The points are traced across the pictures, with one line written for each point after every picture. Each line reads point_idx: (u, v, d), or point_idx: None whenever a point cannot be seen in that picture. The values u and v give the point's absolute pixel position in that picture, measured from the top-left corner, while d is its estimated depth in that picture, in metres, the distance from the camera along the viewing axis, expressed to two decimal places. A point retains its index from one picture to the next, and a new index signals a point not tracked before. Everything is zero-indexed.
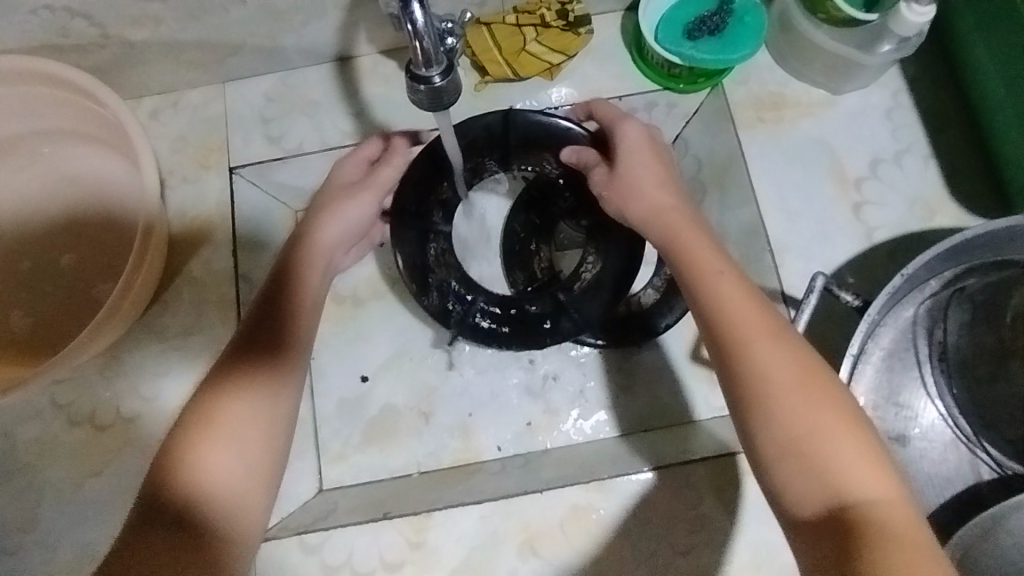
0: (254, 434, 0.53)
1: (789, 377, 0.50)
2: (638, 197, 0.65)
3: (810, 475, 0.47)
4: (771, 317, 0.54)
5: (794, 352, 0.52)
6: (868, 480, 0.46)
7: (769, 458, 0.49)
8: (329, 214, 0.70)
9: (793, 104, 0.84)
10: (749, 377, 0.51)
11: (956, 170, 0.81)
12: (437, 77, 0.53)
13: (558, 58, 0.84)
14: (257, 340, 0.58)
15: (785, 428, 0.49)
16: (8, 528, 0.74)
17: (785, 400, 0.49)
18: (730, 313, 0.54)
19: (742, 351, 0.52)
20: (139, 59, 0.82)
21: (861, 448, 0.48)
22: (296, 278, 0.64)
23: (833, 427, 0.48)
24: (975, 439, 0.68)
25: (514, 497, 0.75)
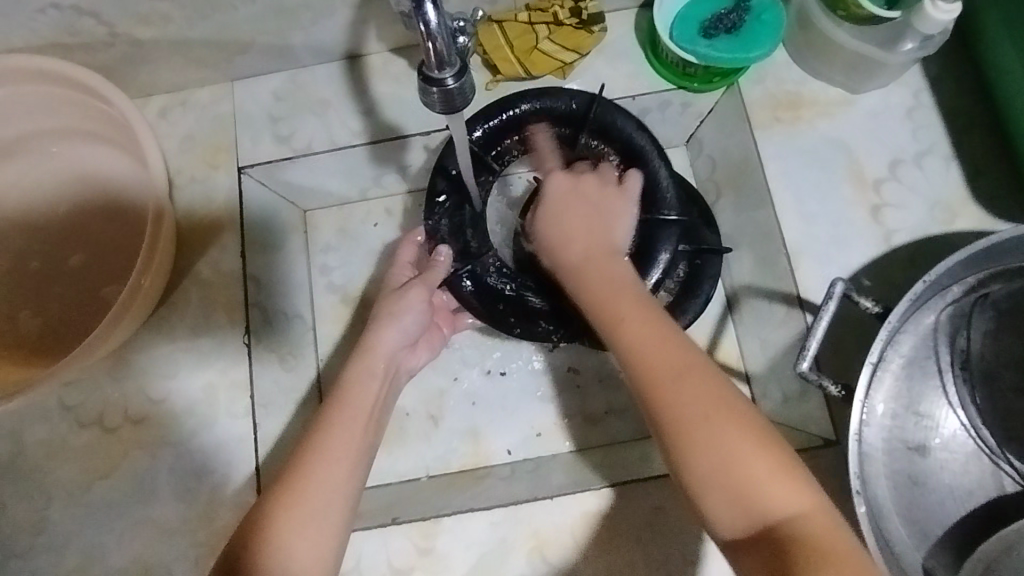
0: (329, 518, 0.55)
1: (707, 409, 0.50)
2: (561, 240, 0.65)
3: (736, 506, 0.48)
4: (685, 348, 0.54)
5: (702, 378, 0.52)
6: (783, 496, 0.47)
7: (697, 489, 0.49)
8: (385, 320, 0.69)
9: (811, 103, 0.82)
10: (668, 414, 0.51)
11: (978, 172, 0.79)
12: (450, 79, 0.52)
13: (572, 57, 0.82)
14: (338, 422, 0.60)
15: (703, 465, 0.49)
16: (17, 529, 0.73)
17: (694, 439, 0.49)
18: (636, 355, 0.54)
19: (658, 394, 0.52)
20: (147, 58, 0.81)
21: (778, 465, 0.48)
22: (367, 371, 0.66)
23: (746, 450, 0.48)
24: (998, 451, 0.67)
25: (524, 503, 0.74)
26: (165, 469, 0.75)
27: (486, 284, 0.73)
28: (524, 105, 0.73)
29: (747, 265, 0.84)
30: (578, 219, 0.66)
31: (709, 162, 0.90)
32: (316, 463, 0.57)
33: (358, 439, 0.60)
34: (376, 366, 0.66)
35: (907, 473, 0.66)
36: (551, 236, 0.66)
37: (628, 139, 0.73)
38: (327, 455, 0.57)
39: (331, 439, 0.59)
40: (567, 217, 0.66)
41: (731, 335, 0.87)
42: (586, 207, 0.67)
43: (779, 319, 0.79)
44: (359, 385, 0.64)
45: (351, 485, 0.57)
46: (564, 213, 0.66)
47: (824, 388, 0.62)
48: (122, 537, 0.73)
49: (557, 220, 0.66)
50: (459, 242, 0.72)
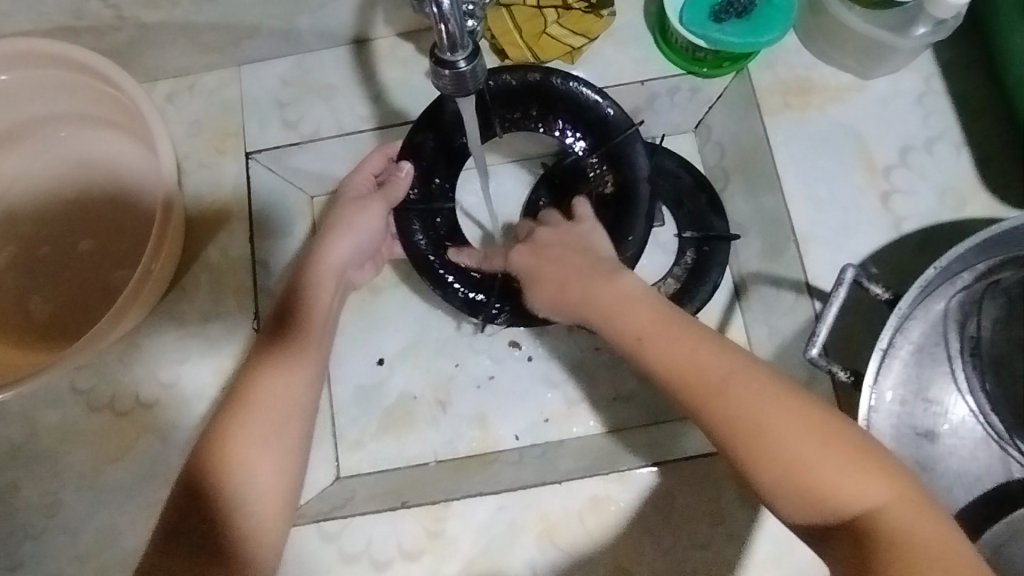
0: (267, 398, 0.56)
1: (760, 413, 0.47)
2: (555, 288, 0.62)
3: (812, 507, 0.46)
4: (721, 350, 0.51)
5: (748, 378, 0.49)
6: (861, 488, 0.45)
7: (770, 498, 0.47)
8: (334, 233, 0.69)
9: (821, 89, 0.82)
10: (721, 426, 0.48)
11: (989, 159, 0.79)
12: (462, 62, 0.52)
13: (580, 41, 0.81)
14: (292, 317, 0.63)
15: (771, 475, 0.47)
16: (30, 512, 0.74)
17: (755, 449, 0.47)
18: (672, 373, 0.51)
19: (708, 407, 0.49)
20: (154, 42, 0.81)
21: (847, 455, 0.46)
22: (318, 277, 0.67)
23: (813, 450, 0.46)
24: (1006, 438, 0.67)
25: (533, 488, 0.74)
26: (176, 452, 0.75)
27: (428, 224, 0.74)
28: (570, 86, 0.72)
29: (755, 252, 0.84)
30: (572, 263, 0.62)
31: (717, 148, 0.89)
32: (263, 379, 0.57)
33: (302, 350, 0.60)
34: (324, 274, 0.68)
35: (915, 459, 0.66)
36: (544, 297, 0.63)
37: (632, 172, 0.73)
38: (277, 369, 0.58)
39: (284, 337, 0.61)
40: (553, 267, 0.62)
41: (739, 322, 0.86)
42: (563, 250, 0.64)
43: (787, 306, 0.79)
44: (312, 295, 0.66)
45: (301, 394, 0.58)
46: (549, 266, 0.63)
47: (833, 373, 0.63)
48: (134, 519, 0.74)
49: (542, 283, 0.63)
50: (428, 167, 0.73)
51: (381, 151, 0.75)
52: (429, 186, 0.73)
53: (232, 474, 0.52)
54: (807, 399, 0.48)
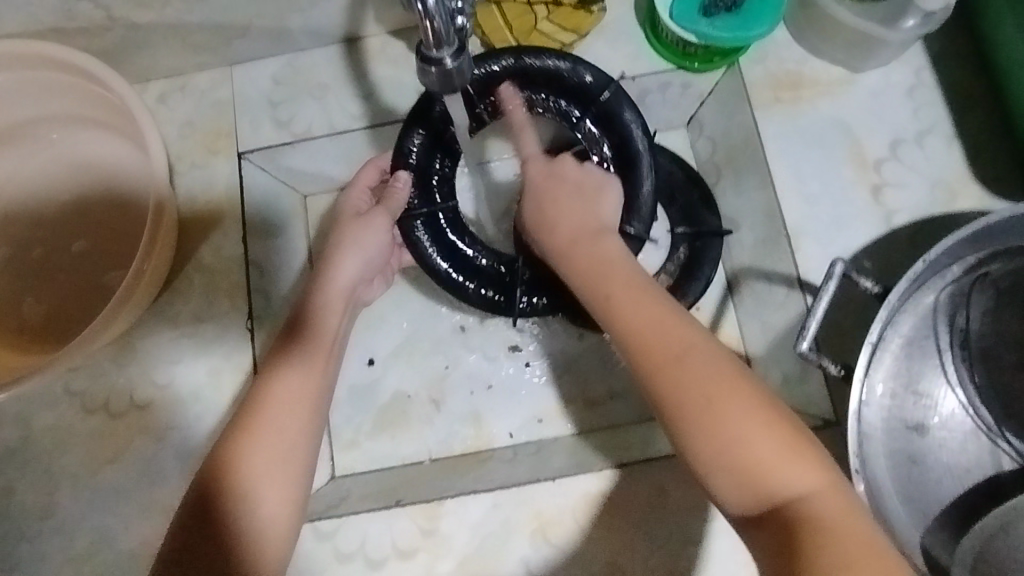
0: (279, 425, 0.56)
1: (708, 383, 0.48)
2: (552, 228, 0.64)
3: (743, 485, 0.46)
4: (686, 324, 0.52)
5: (704, 351, 0.50)
6: (792, 475, 0.46)
7: (701, 468, 0.48)
8: (348, 249, 0.71)
9: (812, 83, 0.82)
10: (667, 390, 0.49)
11: (980, 151, 0.79)
12: (448, 59, 0.52)
13: (570, 37, 0.81)
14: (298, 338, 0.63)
15: (707, 447, 0.47)
16: (27, 513, 0.74)
17: (696, 418, 0.48)
18: (632, 331, 0.53)
19: (657, 370, 0.50)
20: (145, 42, 0.81)
21: (784, 443, 0.46)
22: (326, 297, 0.68)
23: (752, 428, 0.47)
24: (996, 429, 0.67)
25: (527, 485, 0.75)
26: (171, 453, 0.75)
27: (436, 230, 0.72)
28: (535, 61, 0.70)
29: (748, 247, 0.84)
30: (567, 210, 0.65)
31: (709, 142, 0.89)
32: (269, 400, 0.57)
33: (310, 372, 0.61)
34: (333, 297, 0.69)
35: (905, 452, 0.66)
36: (532, 217, 0.66)
37: (628, 137, 0.70)
38: (281, 389, 0.58)
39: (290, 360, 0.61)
40: (552, 198, 0.66)
41: (732, 317, 0.87)
42: (567, 188, 0.66)
43: (779, 301, 0.79)
44: (322, 317, 0.66)
45: (307, 417, 0.58)
46: (552, 195, 0.66)
47: (823, 368, 0.63)
48: (130, 521, 0.74)
49: (540, 204, 0.66)
50: (423, 176, 0.71)
51: (370, 167, 0.76)
52: (431, 194, 0.72)
53: (241, 495, 0.52)
54: (757, 384, 0.49)
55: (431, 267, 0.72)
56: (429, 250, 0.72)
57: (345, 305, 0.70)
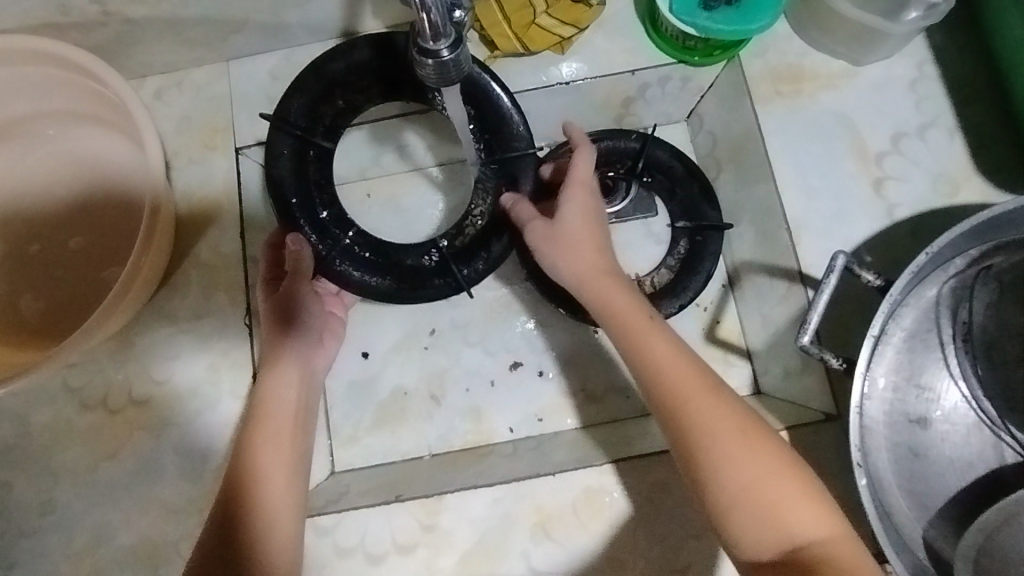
0: (276, 464, 0.63)
1: (732, 432, 0.56)
2: (576, 270, 0.67)
3: (766, 527, 0.53)
4: (704, 374, 0.60)
5: (727, 404, 0.58)
6: (810, 522, 0.53)
7: (727, 511, 0.55)
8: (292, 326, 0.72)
9: (813, 76, 0.81)
10: (696, 436, 0.57)
11: (982, 144, 0.78)
12: (445, 51, 0.51)
13: (570, 31, 0.81)
14: (278, 381, 0.69)
15: (737, 485, 0.55)
16: (24, 509, 0.74)
17: (730, 459, 0.55)
18: (665, 374, 0.60)
19: (688, 416, 0.58)
20: (141, 37, 0.80)
21: (802, 490, 0.54)
22: (284, 375, 0.69)
23: (775, 475, 0.55)
24: (999, 422, 0.67)
25: (526, 480, 0.74)
26: (170, 449, 0.75)
27: (354, 258, 0.74)
28: (314, 79, 0.72)
29: (748, 241, 0.85)
30: (593, 256, 0.68)
31: (710, 137, 0.90)
32: (257, 485, 0.61)
33: (285, 456, 0.64)
34: (288, 369, 0.70)
35: (908, 445, 0.66)
36: (570, 258, 0.67)
37: (497, 111, 0.73)
38: (267, 477, 0.62)
39: (273, 404, 0.67)
40: (588, 241, 0.68)
41: (733, 311, 0.88)
42: (593, 232, 0.69)
43: (781, 294, 0.78)
44: (286, 372, 0.70)
45: (294, 496, 0.63)
46: (586, 238, 0.68)
47: (825, 362, 0.62)
48: (128, 517, 0.73)
49: (574, 247, 0.67)
50: (317, 225, 0.73)
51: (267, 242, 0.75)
52: (331, 235, 0.74)
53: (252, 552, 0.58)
54: (772, 435, 0.57)
55: (375, 289, 0.74)
56: (362, 275, 0.74)
57: (301, 375, 0.71)
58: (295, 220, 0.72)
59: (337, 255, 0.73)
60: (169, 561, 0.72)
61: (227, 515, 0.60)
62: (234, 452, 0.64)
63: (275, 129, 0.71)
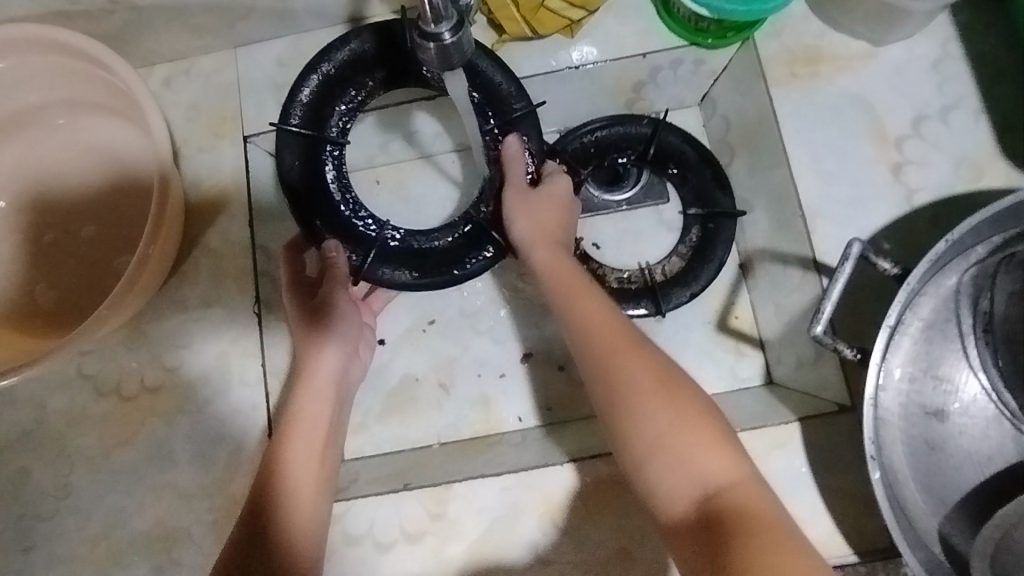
0: (307, 468, 0.64)
1: (650, 381, 0.58)
2: (526, 231, 0.70)
3: (677, 470, 0.54)
4: (627, 329, 0.62)
5: (647, 356, 0.59)
6: (719, 471, 0.54)
7: (641, 458, 0.56)
8: (329, 334, 0.73)
9: (830, 58, 0.79)
10: (614, 384, 0.58)
11: (1008, 126, 0.75)
12: (447, 35, 0.50)
13: (579, 15, 0.77)
14: (313, 384, 0.70)
15: (651, 429, 0.56)
16: (42, 494, 0.75)
17: (645, 403, 0.56)
18: (590, 328, 0.62)
19: (609, 366, 0.59)
20: (148, 25, 0.80)
21: (713, 439, 0.55)
22: (314, 388, 0.70)
23: (687, 423, 0.55)
24: (1019, 415, 0.65)
25: (535, 469, 0.73)
26: (182, 436, 0.76)
27: (388, 256, 0.73)
28: (309, 83, 0.72)
29: (761, 229, 0.83)
30: (547, 219, 0.70)
31: (723, 122, 0.88)
32: (290, 503, 0.62)
33: (317, 480, 0.64)
34: (320, 385, 0.70)
35: (924, 438, 0.64)
36: (527, 219, 0.70)
37: (497, 88, 0.73)
38: (298, 479, 0.63)
39: (308, 406, 0.69)
40: (548, 207, 0.71)
41: (746, 299, 0.88)
42: (556, 204, 0.71)
43: (795, 283, 0.77)
44: (323, 375, 0.71)
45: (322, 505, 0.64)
46: (546, 204, 0.71)
47: (839, 352, 0.61)
48: (142, 502, 0.75)
49: (534, 211, 0.70)
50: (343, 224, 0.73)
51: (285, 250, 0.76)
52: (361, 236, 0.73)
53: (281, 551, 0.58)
54: (691, 387, 0.58)
55: (415, 280, 0.73)
56: (402, 272, 0.73)
57: (332, 393, 0.71)
58: (316, 226, 0.72)
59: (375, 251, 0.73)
60: (182, 546, 0.73)
61: (260, 528, 0.59)
62: (267, 451, 0.65)
63: (281, 135, 0.71)
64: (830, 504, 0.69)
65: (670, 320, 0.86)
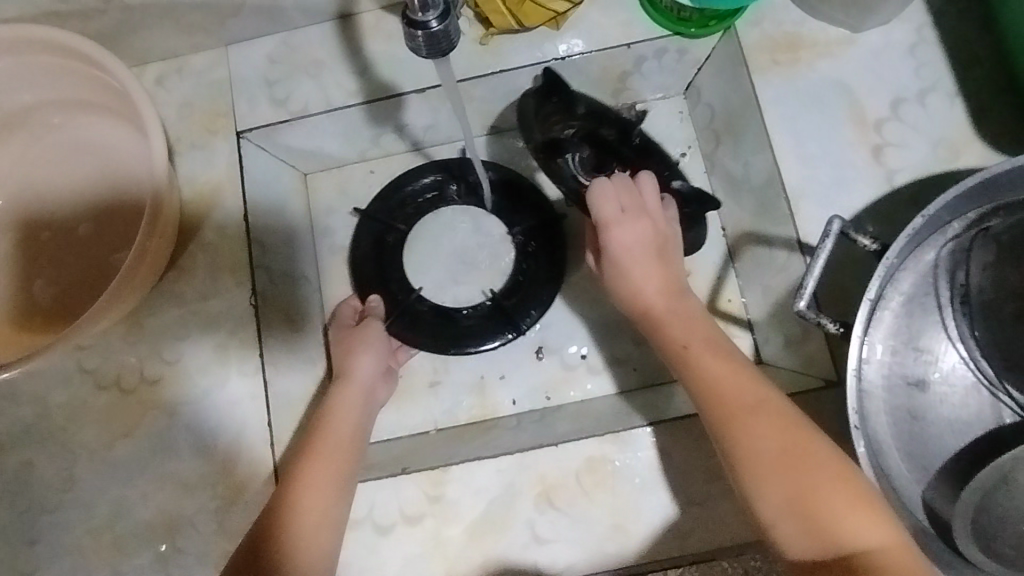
0: (332, 471, 0.69)
1: (779, 438, 0.57)
2: (637, 281, 0.71)
3: (813, 537, 0.53)
4: (758, 384, 0.62)
5: (776, 410, 0.59)
6: (866, 533, 0.52)
7: (772, 518, 0.55)
8: (362, 348, 0.80)
9: (810, 44, 0.81)
10: (739, 444, 0.58)
11: (983, 107, 0.77)
12: (434, 22, 0.52)
13: (564, 7, 0.80)
14: (347, 391, 0.77)
15: (781, 498, 0.55)
16: (45, 487, 0.76)
17: (771, 472, 0.56)
18: (715, 384, 0.63)
19: (735, 424, 0.59)
20: (140, 24, 0.82)
21: (851, 499, 0.54)
22: (350, 395, 0.77)
23: (823, 483, 0.55)
24: (997, 383, 0.68)
25: (531, 450, 0.75)
26: (183, 428, 0.77)
27: (421, 325, 0.86)
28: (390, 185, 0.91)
29: (747, 213, 0.86)
30: (652, 275, 0.71)
31: (708, 110, 0.90)
32: (311, 494, 0.66)
33: (334, 480, 0.68)
34: (353, 389, 0.77)
35: (907, 408, 0.66)
36: (633, 275, 0.71)
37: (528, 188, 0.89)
38: (315, 475, 0.68)
39: (341, 407, 0.75)
40: (650, 262, 0.71)
41: (734, 284, 0.90)
42: (658, 252, 0.72)
43: (780, 263, 0.79)
44: (353, 386, 0.77)
45: (333, 503, 0.67)
46: (646, 261, 0.71)
47: (823, 326, 0.63)
48: (144, 493, 0.76)
49: (638, 265, 0.71)
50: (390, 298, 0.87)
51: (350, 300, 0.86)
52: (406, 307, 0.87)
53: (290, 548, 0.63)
54: (828, 446, 0.57)
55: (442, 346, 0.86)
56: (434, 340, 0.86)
57: (362, 398, 0.78)
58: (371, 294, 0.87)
59: (411, 320, 0.86)
60: (186, 534, 0.75)
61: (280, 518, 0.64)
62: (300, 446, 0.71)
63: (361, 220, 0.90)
64: None
65: None
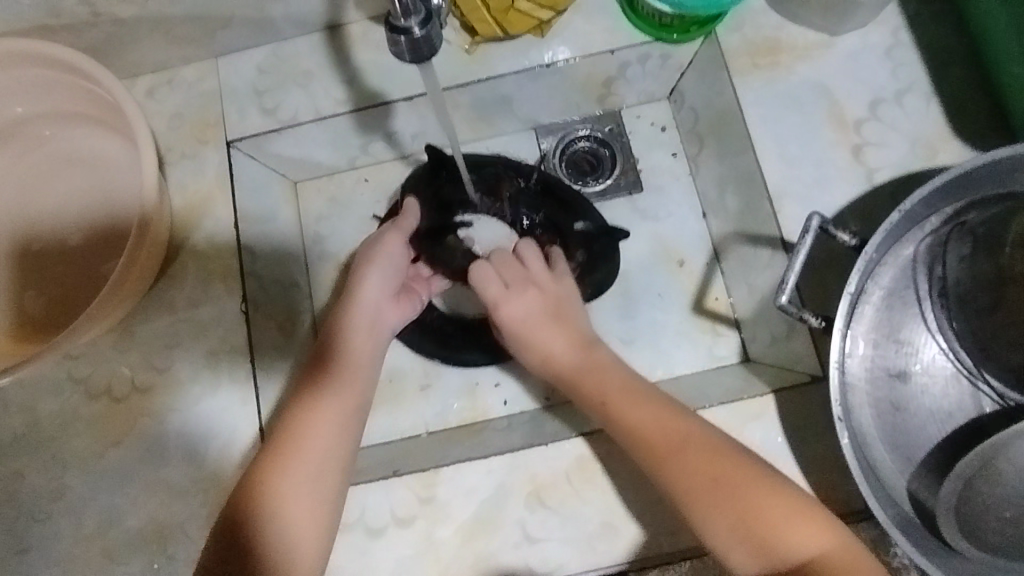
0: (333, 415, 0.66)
1: (711, 471, 0.60)
2: (540, 344, 0.72)
3: (763, 556, 0.56)
4: (681, 419, 0.63)
5: (702, 441, 0.62)
6: (805, 541, 0.56)
7: (723, 545, 0.58)
8: (369, 269, 0.74)
9: (789, 48, 0.82)
10: (677, 484, 0.60)
11: (958, 106, 0.79)
12: (416, 27, 0.53)
13: (547, 15, 0.81)
14: (354, 317, 0.72)
15: (728, 526, 0.58)
16: (36, 496, 0.76)
17: (711, 503, 0.59)
18: (644, 430, 0.63)
19: (666, 468, 0.61)
20: (131, 36, 0.83)
21: (789, 512, 0.57)
22: (357, 321, 0.72)
23: (761, 501, 0.58)
24: (976, 372, 0.69)
25: (521, 450, 0.75)
26: (173, 435, 0.77)
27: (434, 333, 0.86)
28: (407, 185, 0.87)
29: (731, 214, 0.87)
30: (553, 337, 0.72)
31: (691, 114, 0.92)
32: (307, 435, 0.64)
33: (336, 421, 0.66)
34: (361, 316, 0.73)
35: (889, 400, 0.67)
36: (537, 339, 0.72)
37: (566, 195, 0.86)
38: (315, 417, 0.65)
39: (349, 344, 0.71)
40: (547, 324, 0.72)
41: (721, 284, 0.91)
42: (556, 309, 0.73)
43: (764, 262, 0.80)
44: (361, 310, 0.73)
45: (338, 443, 0.65)
46: (544, 322, 0.72)
47: (805, 321, 0.64)
48: (135, 500, 0.76)
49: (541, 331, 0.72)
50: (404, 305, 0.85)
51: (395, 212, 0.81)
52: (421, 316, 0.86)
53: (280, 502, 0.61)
54: (755, 462, 0.60)
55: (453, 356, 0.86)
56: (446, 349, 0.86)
57: (371, 331, 0.73)
58: None
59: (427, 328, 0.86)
60: (177, 541, 0.75)
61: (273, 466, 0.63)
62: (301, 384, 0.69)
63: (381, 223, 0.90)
64: (805, 470, 0.72)
65: (648, 295, 0.91)
